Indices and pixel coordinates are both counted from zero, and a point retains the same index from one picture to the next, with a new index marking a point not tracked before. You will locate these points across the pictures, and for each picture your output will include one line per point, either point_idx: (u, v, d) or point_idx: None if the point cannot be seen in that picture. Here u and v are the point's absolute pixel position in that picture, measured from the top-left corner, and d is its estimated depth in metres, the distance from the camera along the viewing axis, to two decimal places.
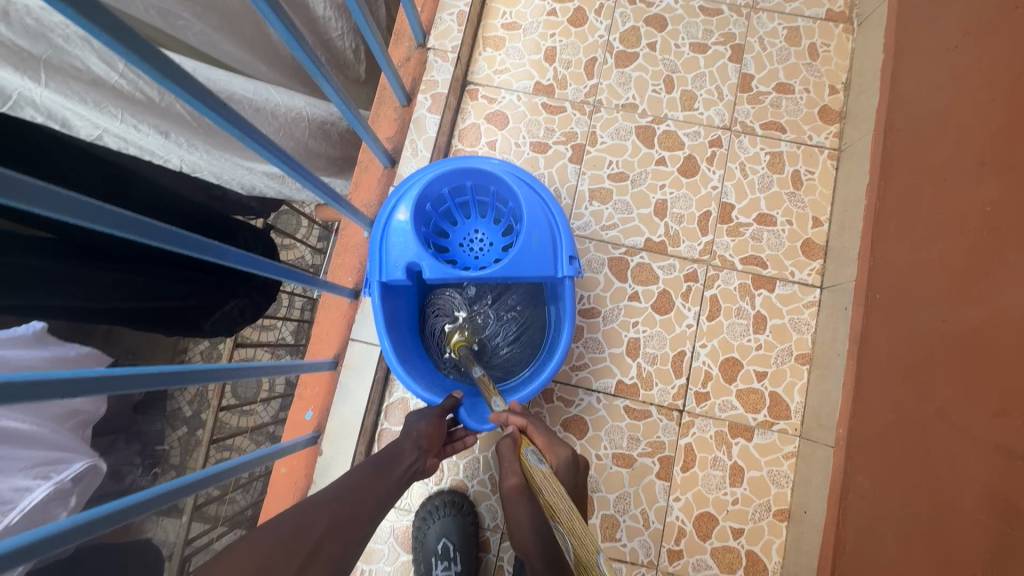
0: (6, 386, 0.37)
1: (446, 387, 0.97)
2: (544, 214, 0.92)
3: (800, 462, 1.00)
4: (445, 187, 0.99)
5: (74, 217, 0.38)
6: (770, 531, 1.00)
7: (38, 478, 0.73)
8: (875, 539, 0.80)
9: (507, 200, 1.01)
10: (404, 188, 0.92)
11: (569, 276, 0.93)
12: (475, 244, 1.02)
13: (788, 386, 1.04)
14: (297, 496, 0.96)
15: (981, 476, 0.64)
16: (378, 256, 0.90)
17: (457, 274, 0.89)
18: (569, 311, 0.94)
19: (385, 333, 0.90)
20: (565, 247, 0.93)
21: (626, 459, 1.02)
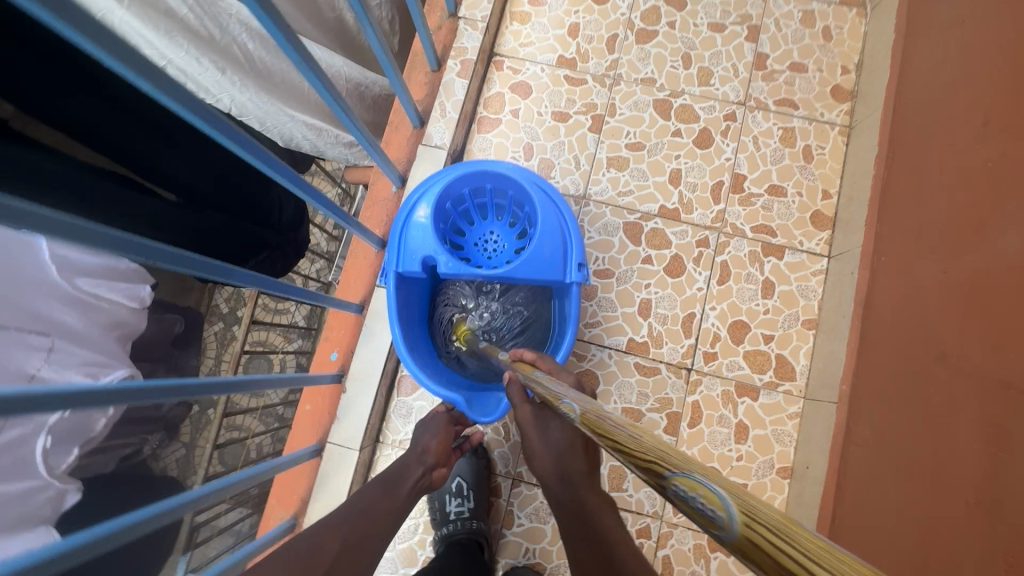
0: (86, 232, 0.42)
1: (450, 377, 1.02)
2: (558, 222, 0.97)
3: (803, 422, 1.03)
4: (465, 187, 1.04)
5: (136, 74, 0.44)
6: (773, 488, 1.03)
7: (86, 376, 0.68)
8: (875, 480, 0.83)
9: (523, 205, 1.06)
10: (426, 186, 0.97)
11: (576, 283, 0.98)
12: (489, 245, 1.08)
13: (794, 349, 1.07)
14: (320, 431, 0.99)
15: (978, 409, 0.67)
16: (396, 247, 0.95)
17: (470, 272, 0.94)
18: (574, 315, 0.99)
19: (396, 322, 0.95)
20: (576, 255, 0.97)
21: (635, 413, 1.07)
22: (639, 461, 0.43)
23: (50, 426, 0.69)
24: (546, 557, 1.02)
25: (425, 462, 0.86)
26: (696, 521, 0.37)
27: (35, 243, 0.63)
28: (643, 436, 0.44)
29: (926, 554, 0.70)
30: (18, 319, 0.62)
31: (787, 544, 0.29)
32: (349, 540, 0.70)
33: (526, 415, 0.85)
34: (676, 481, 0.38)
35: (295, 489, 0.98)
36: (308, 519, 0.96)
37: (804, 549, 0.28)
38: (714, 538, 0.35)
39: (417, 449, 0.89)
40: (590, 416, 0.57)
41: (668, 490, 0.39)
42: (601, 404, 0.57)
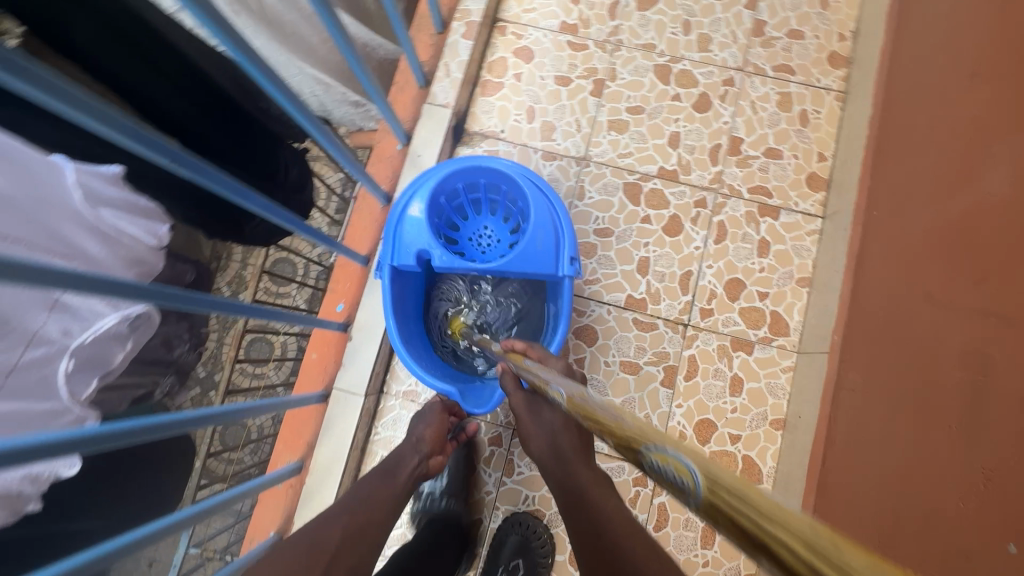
0: (116, 118, 0.45)
1: (445, 369, 1.04)
2: (551, 216, 0.98)
3: (797, 375, 1.06)
4: (460, 183, 1.06)
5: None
6: (766, 439, 1.06)
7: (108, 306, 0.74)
8: (865, 421, 0.86)
9: (517, 200, 1.08)
10: (420, 181, 0.98)
11: (569, 277, 0.99)
12: (484, 239, 1.11)
13: (789, 305, 1.10)
14: (327, 379, 1.02)
15: (962, 337, 0.70)
16: (390, 242, 0.96)
17: (463, 265, 0.95)
18: (566, 309, 1.00)
19: (390, 314, 0.97)
20: (568, 248, 0.99)
21: (633, 366, 1.09)
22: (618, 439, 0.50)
23: (74, 350, 0.70)
24: (547, 503, 1.05)
25: (420, 451, 0.87)
26: (667, 489, 0.42)
27: (60, 167, 0.65)
28: (623, 421, 0.49)
29: (911, 480, 0.73)
30: (47, 243, 0.65)
31: (745, 505, 0.30)
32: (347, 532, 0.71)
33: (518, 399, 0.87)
34: (647, 453, 0.44)
35: (301, 434, 1.00)
36: (314, 463, 0.99)
37: (756, 509, 0.29)
38: (684, 502, 0.40)
39: (412, 440, 0.89)
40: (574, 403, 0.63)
41: (646, 464, 0.45)
42: (585, 390, 0.64)
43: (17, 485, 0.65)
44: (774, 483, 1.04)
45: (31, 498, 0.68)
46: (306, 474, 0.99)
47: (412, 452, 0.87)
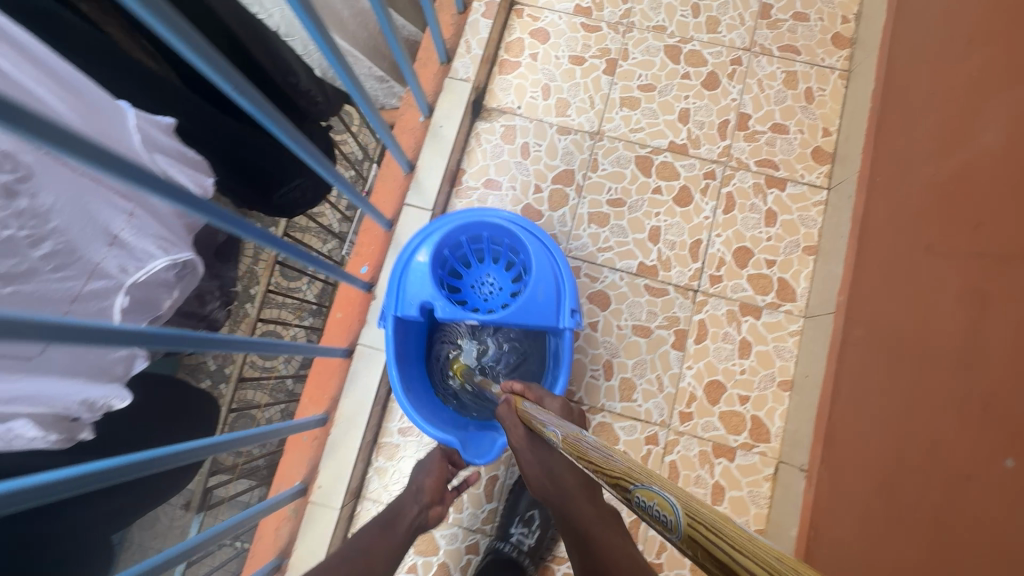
0: (196, 41, 0.50)
1: (444, 415, 1.06)
2: (552, 270, 1.00)
3: (804, 338, 1.10)
4: (464, 234, 1.09)
5: None
6: (774, 400, 1.09)
7: (160, 249, 0.76)
8: (868, 372, 0.90)
9: (519, 251, 1.11)
10: (427, 233, 1.01)
11: (570, 328, 1.01)
12: (486, 287, 1.14)
13: (795, 273, 1.14)
14: (351, 336, 1.06)
15: (963, 278, 0.74)
16: (395, 292, 0.99)
17: (466, 317, 0.98)
18: (566, 359, 1.02)
19: (392, 362, 0.99)
20: (569, 301, 1.01)
21: (645, 330, 1.13)
22: (612, 479, 0.54)
23: (128, 287, 0.74)
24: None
25: (419, 501, 0.93)
26: (654, 527, 0.46)
27: (124, 112, 0.71)
28: (616, 458, 0.54)
29: (913, 418, 0.77)
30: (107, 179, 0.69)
31: (715, 532, 0.38)
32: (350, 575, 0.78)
33: (520, 437, 0.87)
34: (638, 492, 0.48)
35: (325, 389, 1.04)
36: (338, 416, 1.03)
37: (725, 535, 0.37)
38: (668, 540, 0.44)
39: (414, 489, 0.94)
40: (570, 441, 0.67)
41: (634, 501, 0.49)
42: (582, 431, 0.66)
43: (76, 410, 0.70)
44: (783, 442, 1.07)
45: (85, 427, 0.73)
46: (331, 425, 1.03)
47: (412, 502, 0.93)
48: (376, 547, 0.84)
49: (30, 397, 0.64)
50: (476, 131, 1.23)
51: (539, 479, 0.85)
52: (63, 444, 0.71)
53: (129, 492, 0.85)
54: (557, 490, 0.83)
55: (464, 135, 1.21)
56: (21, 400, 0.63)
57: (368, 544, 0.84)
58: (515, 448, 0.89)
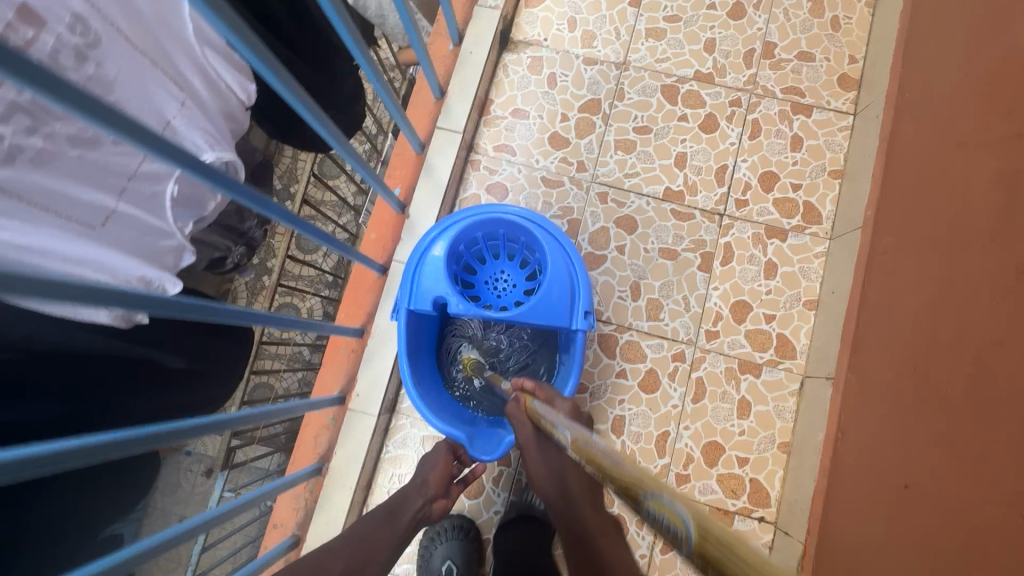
0: None
1: (454, 409, 1.06)
2: (567, 271, 0.99)
3: (829, 259, 1.11)
4: (480, 229, 1.08)
5: None
6: (799, 318, 1.11)
7: (206, 145, 0.79)
8: (897, 277, 0.91)
9: (534, 249, 1.10)
10: (443, 227, 1.00)
11: (583, 330, 1.00)
12: (500, 283, 1.13)
13: (821, 196, 1.15)
14: (385, 253, 1.09)
15: (995, 165, 0.76)
16: (409, 285, 0.99)
17: (479, 315, 0.97)
18: (578, 361, 1.01)
19: (404, 356, 0.99)
20: (583, 302, 1.00)
21: (672, 253, 1.15)
22: (621, 486, 0.51)
23: (178, 177, 0.76)
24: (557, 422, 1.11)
25: (424, 493, 0.93)
26: (666, 540, 0.43)
27: None
28: (622, 463, 0.52)
29: (944, 305, 0.78)
30: (161, 64, 0.71)
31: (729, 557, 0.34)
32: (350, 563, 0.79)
33: (527, 437, 0.91)
34: (649, 503, 0.44)
35: (361, 305, 1.08)
36: (373, 330, 1.07)
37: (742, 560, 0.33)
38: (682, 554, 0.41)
39: (419, 481, 0.95)
40: (580, 446, 0.64)
41: (642, 511, 0.46)
42: (590, 434, 0.64)
43: (134, 285, 0.72)
44: (809, 358, 1.08)
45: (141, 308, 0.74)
46: (367, 338, 1.07)
47: (417, 494, 0.93)
48: (375, 536, 0.85)
49: (93, 261, 0.66)
50: (503, 63, 1.24)
51: (544, 480, 0.90)
52: (121, 324, 0.72)
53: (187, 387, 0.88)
54: (561, 495, 0.87)
55: (491, 66, 1.23)
56: (86, 263, 0.65)
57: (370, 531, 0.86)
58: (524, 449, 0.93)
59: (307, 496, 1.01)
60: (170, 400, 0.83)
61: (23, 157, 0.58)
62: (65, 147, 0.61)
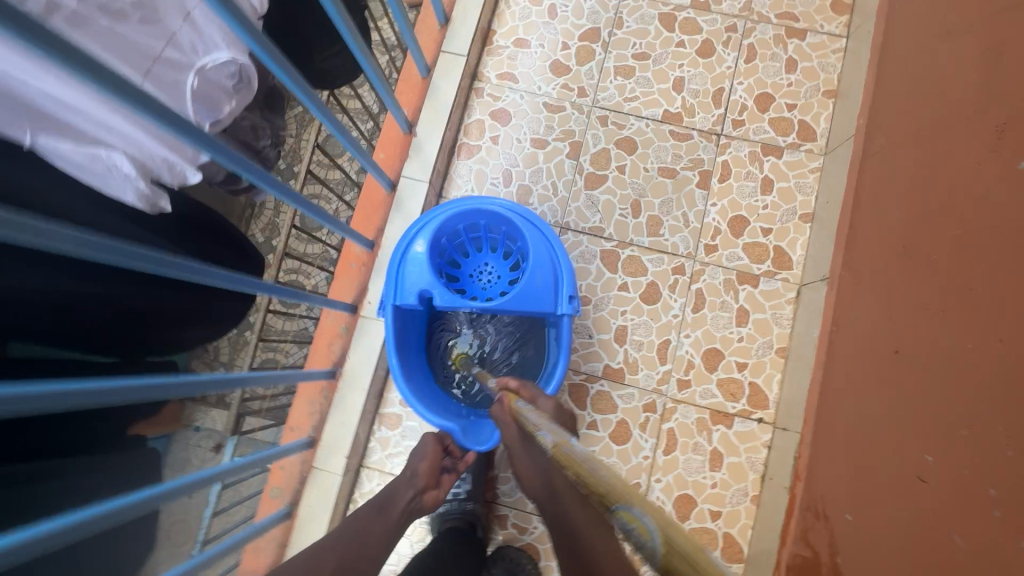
0: None
1: (444, 402, 1.08)
2: (549, 257, 1.01)
3: (823, 174, 1.15)
4: (461, 222, 1.10)
5: None
6: (795, 231, 1.14)
7: (227, 45, 0.80)
8: (888, 173, 0.94)
9: (516, 239, 1.12)
10: (423, 222, 1.01)
11: (567, 314, 1.02)
12: (484, 275, 1.15)
13: (815, 115, 1.18)
14: (394, 170, 1.13)
15: (984, 43, 0.80)
16: (393, 282, 1.00)
17: (466, 306, 0.99)
18: (563, 346, 1.03)
19: (392, 352, 1.00)
20: (566, 287, 1.02)
21: (671, 171, 1.18)
22: (597, 493, 0.63)
23: (197, 71, 0.79)
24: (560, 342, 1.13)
25: (414, 485, 0.92)
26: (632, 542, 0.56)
27: None
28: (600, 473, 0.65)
29: (934, 183, 0.81)
30: None
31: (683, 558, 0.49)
32: (343, 561, 0.77)
33: (512, 436, 0.92)
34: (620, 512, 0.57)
35: (372, 221, 1.12)
36: (384, 242, 1.11)
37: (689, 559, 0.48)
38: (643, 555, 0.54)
39: (408, 473, 0.94)
40: (558, 448, 0.76)
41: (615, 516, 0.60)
42: (569, 439, 0.77)
43: (158, 165, 0.75)
44: (804, 268, 1.12)
45: (163, 195, 0.78)
46: (377, 251, 1.10)
47: (406, 487, 0.92)
48: (370, 528, 0.83)
49: (120, 133, 0.69)
50: None
51: (533, 483, 0.88)
52: (145, 206, 0.77)
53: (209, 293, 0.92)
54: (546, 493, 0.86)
55: None
56: (113, 132, 0.69)
57: (362, 527, 0.83)
58: (509, 447, 0.94)
59: (321, 399, 1.04)
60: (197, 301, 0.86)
61: (59, 16, 0.64)
62: (97, 15, 0.67)
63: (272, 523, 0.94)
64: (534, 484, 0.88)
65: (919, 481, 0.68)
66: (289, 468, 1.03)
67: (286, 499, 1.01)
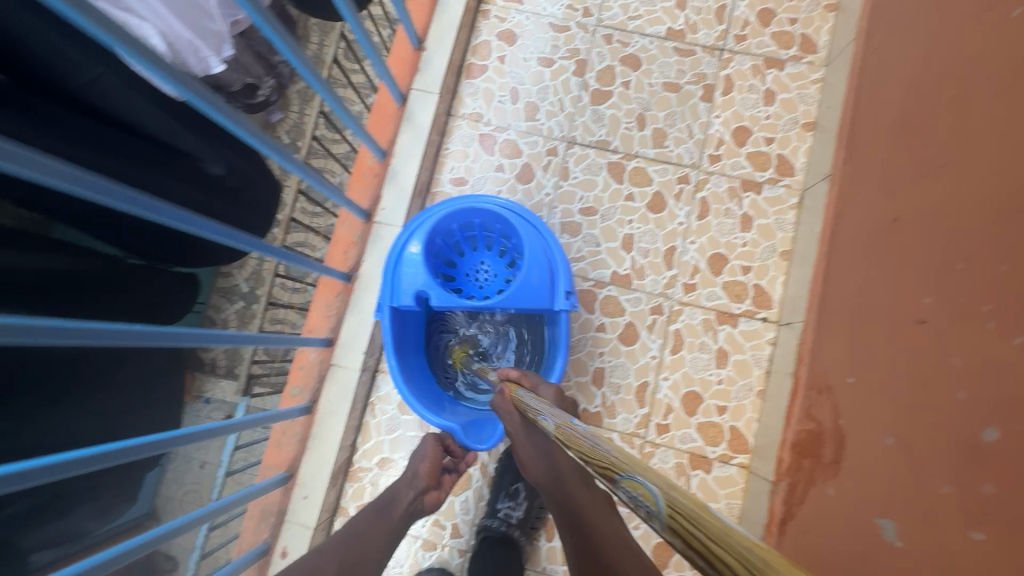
0: None
1: (444, 403, 1.09)
2: (545, 253, 1.01)
3: (825, 84, 1.17)
4: (454, 222, 1.10)
5: None
6: (797, 140, 1.17)
7: None
8: (887, 64, 0.97)
9: (510, 236, 1.13)
10: (416, 224, 1.00)
11: (565, 309, 1.02)
12: (481, 274, 1.16)
13: (816, 29, 1.21)
14: (406, 82, 1.16)
15: None
16: (390, 284, 1.00)
17: (464, 306, 0.99)
18: (563, 342, 1.04)
19: (391, 352, 0.99)
20: (563, 283, 1.02)
21: (674, 86, 1.21)
22: (596, 464, 0.53)
23: None
24: (568, 250, 1.16)
25: (415, 486, 0.91)
26: (641, 516, 0.45)
27: None
28: (603, 445, 0.53)
29: (933, 59, 0.84)
30: None
31: (701, 530, 0.36)
32: (345, 562, 0.76)
33: (515, 425, 0.90)
34: (623, 482, 0.46)
35: (384, 134, 1.14)
36: (397, 153, 1.13)
37: (712, 535, 0.35)
38: (654, 529, 0.43)
39: (409, 474, 0.93)
40: (560, 431, 0.64)
41: (619, 488, 0.48)
42: (574, 419, 0.64)
43: (184, 46, 0.80)
44: (806, 174, 1.15)
45: None
46: (390, 160, 1.13)
47: (409, 488, 0.91)
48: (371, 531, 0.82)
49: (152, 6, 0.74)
50: None
51: (536, 467, 0.87)
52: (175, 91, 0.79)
53: (221, 200, 0.94)
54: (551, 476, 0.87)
55: None
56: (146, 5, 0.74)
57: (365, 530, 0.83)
58: (512, 436, 0.91)
59: (337, 301, 1.08)
60: (203, 197, 0.90)
61: None
62: None
63: (293, 413, 0.97)
64: (539, 474, 0.87)
65: (918, 324, 0.71)
66: (308, 367, 1.06)
67: (306, 396, 1.05)
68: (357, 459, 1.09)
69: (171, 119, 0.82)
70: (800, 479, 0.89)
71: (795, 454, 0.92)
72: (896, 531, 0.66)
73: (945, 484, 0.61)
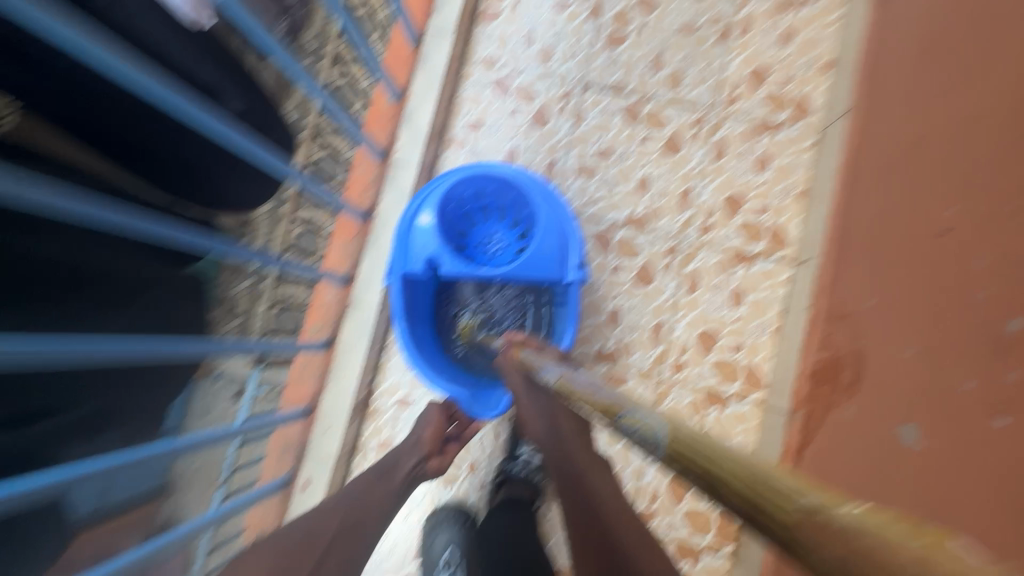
0: None
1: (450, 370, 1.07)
2: (558, 223, 1.02)
3: (845, 24, 1.15)
4: (468, 189, 1.08)
5: None
6: (815, 81, 1.16)
7: None
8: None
9: (523, 207, 1.11)
10: (431, 190, 1.00)
11: (576, 281, 1.03)
12: (492, 245, 1.15)
13: None
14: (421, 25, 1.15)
15: None
16: (403, 249, 1.00)
17: (476, 273, 1.00)
18: (573, 312, 1.05)
19: (401, 317, 1.00)
20: (575, 255, 1.03)
21: (690, 29, 1.20)
22: (600, 408, 0.58)
23: None
24: (583, 192, 1.16)
25: (418, 452, 0.91)
26: (638, 447, 0.50)
27: None
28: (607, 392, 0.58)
29: None
30: None
31: (714, 464, 0.38)
32: (346, 521, 0.76)
33: (518, 383, 0.85)
34: (625, 419, 0.51)
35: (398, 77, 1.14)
36: (411, 95, 1.15)
37: (721, 460, 0.37)
38: (652, 458, 0.48)
39: (412, 439, 0.93)
40: (563, 384, 0.71)
41: (621, 425, 0.52)
42: (576, 374, 0.71)
43: None
44: (824, 116, 1.14)
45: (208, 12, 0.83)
46: (405, 101, 1.15)
47: (410, 454, 0.91)
48: (373, 490, 0.82)
49: None
50: None
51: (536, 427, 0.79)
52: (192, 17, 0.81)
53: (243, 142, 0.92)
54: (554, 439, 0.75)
55: None
56: None
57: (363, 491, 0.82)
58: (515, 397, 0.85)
59: (355, 242, 1.09)
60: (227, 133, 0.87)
61: None
62: None
63: (310, 346, 1.00)
64: (540, 436, 0.77)
65: (938, 236, 0.73)
66: (327, 306, 1.08)
67: (326, 333, 1.07)
68: (376, 398, 1.09)
69: (194, 48, 0.83)
70: (819, 406, 0.90)
71: (812, 383, 0.93)
72: (917, 434, 0.68)
73: (968, 380, 0.63)
